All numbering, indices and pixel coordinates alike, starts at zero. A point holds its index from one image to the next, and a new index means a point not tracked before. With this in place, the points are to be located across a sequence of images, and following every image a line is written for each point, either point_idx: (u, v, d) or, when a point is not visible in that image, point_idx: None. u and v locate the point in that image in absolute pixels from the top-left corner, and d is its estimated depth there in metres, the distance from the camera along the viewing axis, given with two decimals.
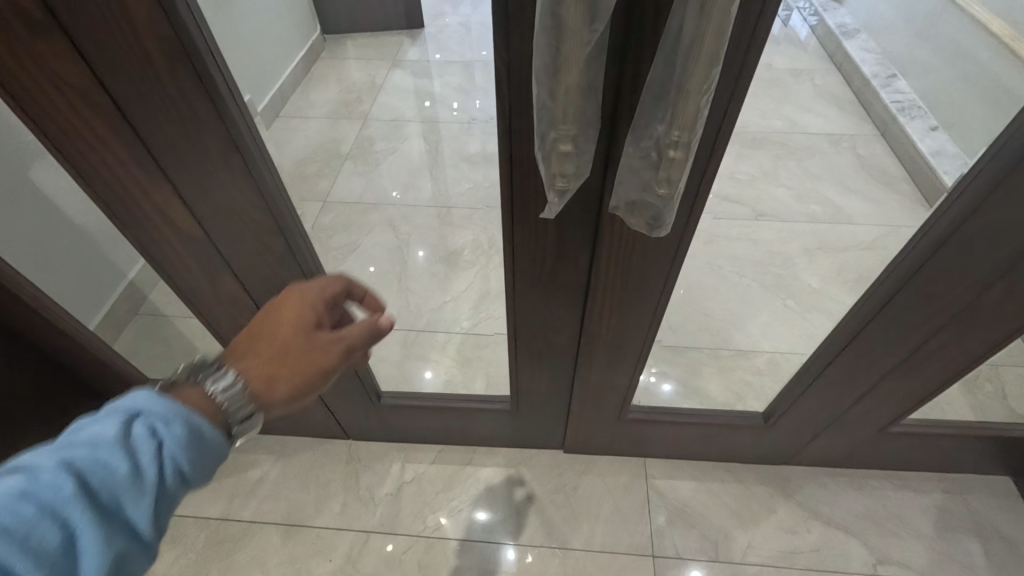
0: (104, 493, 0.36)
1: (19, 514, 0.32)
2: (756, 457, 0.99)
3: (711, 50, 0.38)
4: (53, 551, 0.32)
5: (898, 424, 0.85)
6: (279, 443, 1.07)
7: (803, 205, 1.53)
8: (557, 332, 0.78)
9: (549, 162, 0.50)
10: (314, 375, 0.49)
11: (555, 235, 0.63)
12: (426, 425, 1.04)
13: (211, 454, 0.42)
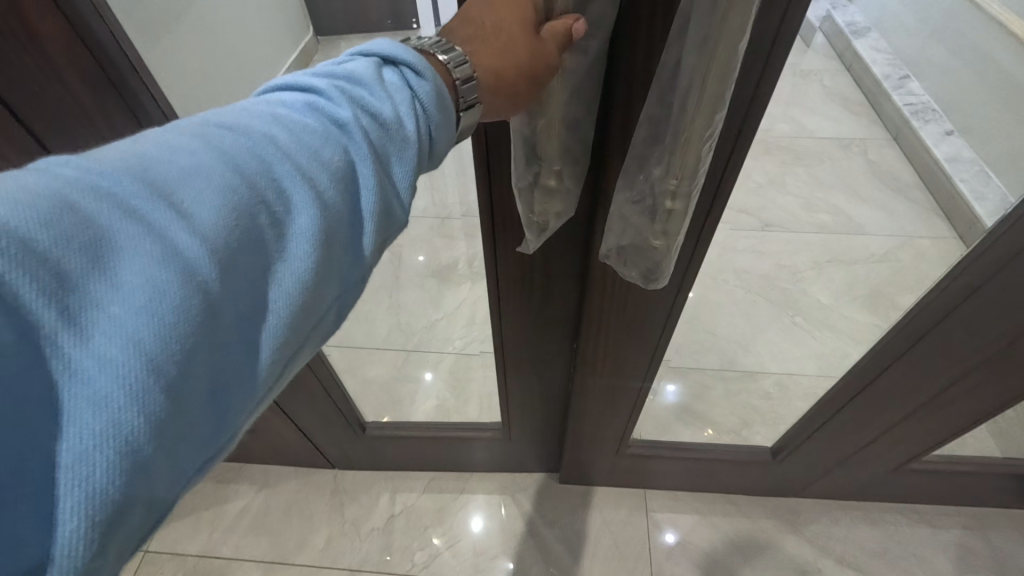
0: (381, 133, 0.31)
1: (307, 129, 0.29)
2: (763, 490, 0.94)
3: (712, 96, 0.36)
4: (336, 177, 0.29)
5: (917, 462, 0.79)
6: (263, 473, 1.03)
7: (811, 213, 1.47)
8: (549, 364, 0.74)
9: (532, 200, 0.48)
10: (543, 70, 0.36)
11: (541, 268, 0.59)
12: (416, 454, 1.00)
13: (434, 117, 0.33)
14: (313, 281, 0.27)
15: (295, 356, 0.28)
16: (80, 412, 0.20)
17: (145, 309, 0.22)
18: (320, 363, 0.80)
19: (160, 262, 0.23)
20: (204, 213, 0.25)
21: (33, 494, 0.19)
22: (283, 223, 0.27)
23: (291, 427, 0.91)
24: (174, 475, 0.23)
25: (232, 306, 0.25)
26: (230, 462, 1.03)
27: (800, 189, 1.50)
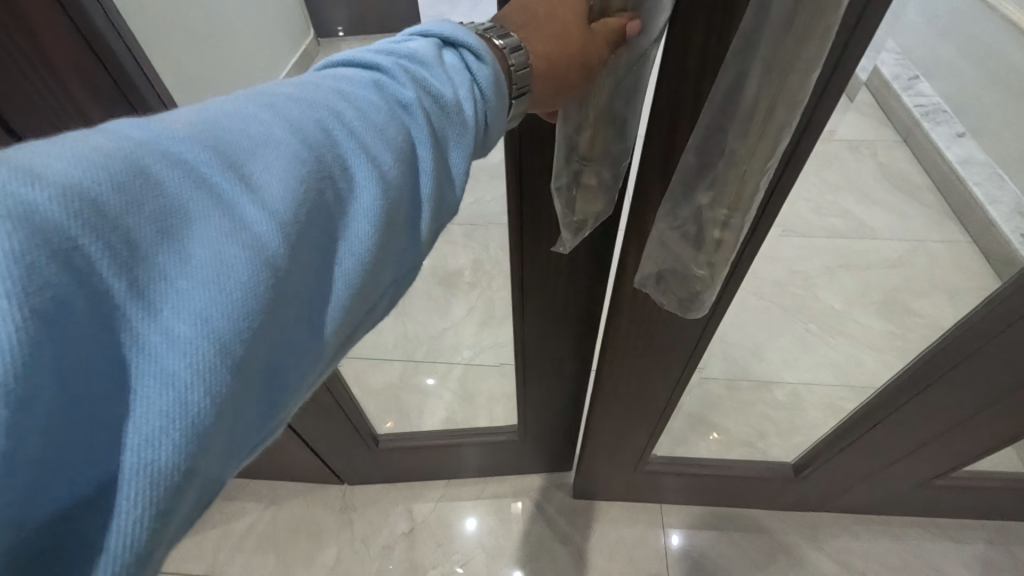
0: (441, 117, 0.31)
1: (373, 105, 0.29)
2: (785, 504, 0.91)
3: (774, 129, 0.38)
4: (399, 156, 0.29)
5: (945, 477, 0.77)
6: (268, 489, 1.01)
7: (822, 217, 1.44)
8: (568, 363, 0.76)
9: (571, 199, 0.50)
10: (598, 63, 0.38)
11: (568, 266, 0.61)
12: (426, 461, 0.98)
13: (490, 92, 0.34)
14: (375, 259, 0.28)
15: (352, 331, 0.28)
16: (158, 381, 0.20)
17: (221, 281, 0.22)
18: (336, 378, 0.80)
19: (233, 234, 0.23)
20: (274, 184, 0.25)
21: (101, 478, 0.19)
22: (348, 199, 0.27)
23: (299, 444, 0.90)
24: (231, 455, 0.23)
25: (300, 278, 0.25)
26: (235, 478, 1.01)
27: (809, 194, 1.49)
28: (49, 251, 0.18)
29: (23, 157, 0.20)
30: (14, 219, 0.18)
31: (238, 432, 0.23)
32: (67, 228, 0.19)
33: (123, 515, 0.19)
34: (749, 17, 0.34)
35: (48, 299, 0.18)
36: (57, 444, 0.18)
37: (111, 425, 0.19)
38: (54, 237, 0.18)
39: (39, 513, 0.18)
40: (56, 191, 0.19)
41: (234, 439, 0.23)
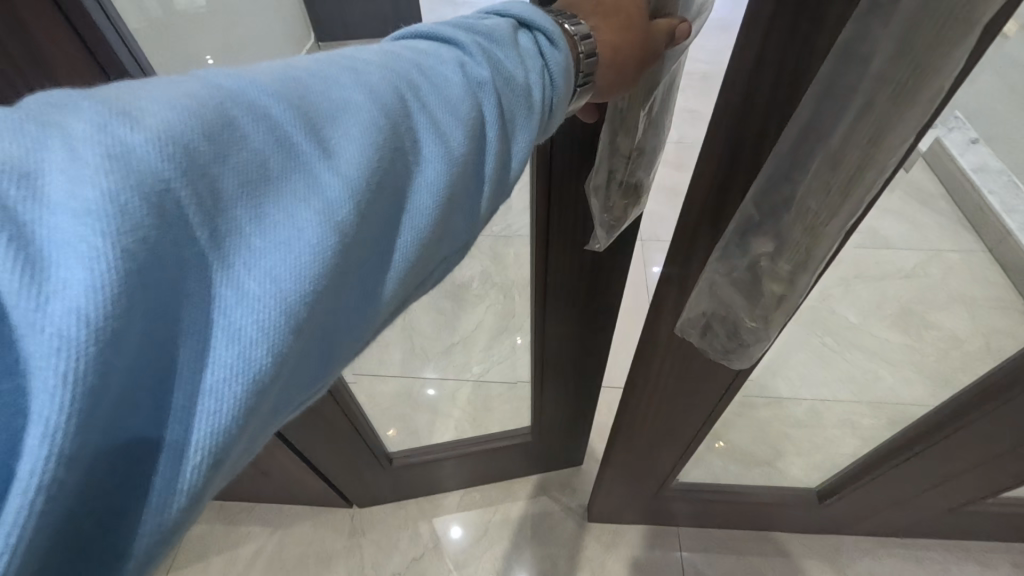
0: (507, 103, 0.36)
1: (449, 86, 0.34)
2: (796, 526, 0.95)
3: (838, 204, 0.39)
4: (466, 135, 0.34)
5: (976, 503, 0.74)
6: (276, 514, 1.03)
7: None
8: (587, 354, 0.84)
9: (608, 195, 0.60)
10: (650, 55, 0.45)
11: (590, 260, 0.70)
12: (440, 473, 1.04)
13: (567, 73, 0.40)
14: (429, 231, 0.32)
15: (399, 294, 0.32)
16: (236, 317, 0.23)
17: (294, 236, 0.25)
18: (351, 406, 0.82)
19: (307, 196, 0.26)
20: (348, 153, 0.28)
21: (183, 394, 0.22)
22: (414, 170, 0.31)
23: (311, 475, 0.92)
24: (284, 391, 0.27)
25: (359, 243, 0.28)
26: (243, 503, 1.03)
27: None
28: (155, 194, 0.21)
29: (135, 106, 0.23)
30: (127, 161, 0.21)
31: (293, 370, 0.27)
32: (171, 173, 0.22)
33: (195, 434, 0.22)
34: (835, 44, 0.34)
35: (148, 236, 0.20)
36: (151, 360, 0.22)
37: (195, 351, 0.23)
38: (158, 182, 0.21)
39: (128, 422, 0.21)
40: (161, 140, 0.22)
41: (289, 377, 0.27)
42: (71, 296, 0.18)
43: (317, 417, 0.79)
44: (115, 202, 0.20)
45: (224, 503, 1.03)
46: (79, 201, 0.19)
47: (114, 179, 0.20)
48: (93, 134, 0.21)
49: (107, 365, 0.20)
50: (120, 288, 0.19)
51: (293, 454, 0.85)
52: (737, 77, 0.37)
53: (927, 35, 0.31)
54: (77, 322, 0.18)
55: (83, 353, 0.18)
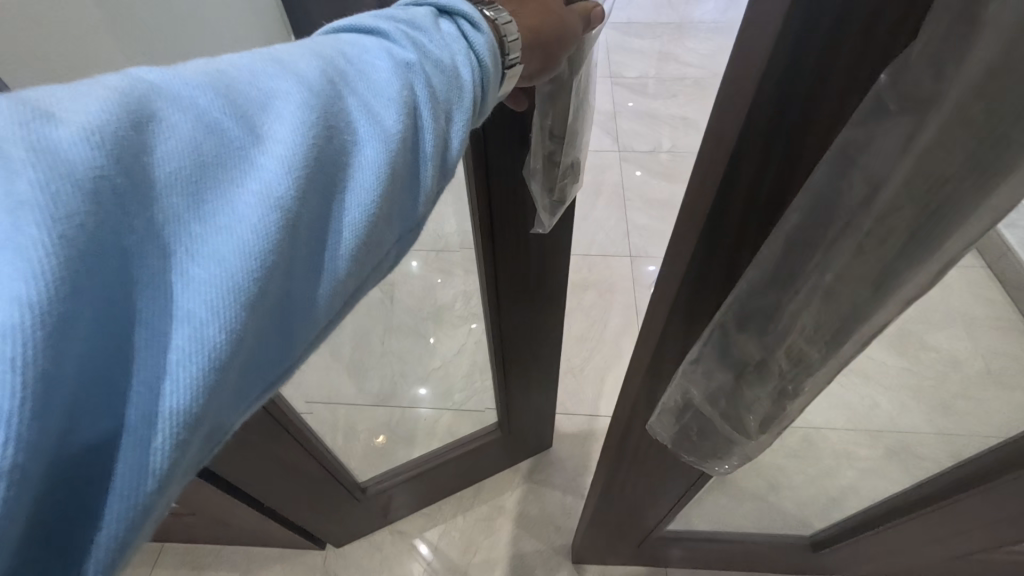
0: (439, 80, 0.33)
1: (378, 67, 0.32)
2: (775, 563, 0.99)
3: (819, 331, 0.37)
4: (400, 113, 0.31)
5: (978, 557, 0.69)
6: (244, 557, 1.04)
7: None
8: (542, 339, 0.92)
9: (546, 176, 0.67)
10: (569, 35, 0.48)
11: (536, 248, 0.76)
12: (407, 496, 1.06)
13: (486, 62, 0.37)
14: (377, 208, 0.30)
15: (361, 276, 0.31)
16: (185, 299, 0.23)
17: (234, 217, 0.25)
18: (322, 452, 0.82)
19: (243, 179, 0.26)
20: (279, 133, 0.27)
21: (139, 388, 0.22)
22: (352, 151, 0.29)
23: (279, 525, 0.93)
24: (241, 382, 0.26)
25: (305, 221, 0.27)
26: (211, 547, 1.04)
27: None
28: (84, 183, 0.21)
29: (56, 105, 0.22)
30: (48, 158, 0.20)
31: (247, 358, 0.26)
32: (100, 164, 0.22)
33: (158, 424, 0.22)
34: (831, 145, 0.31)
35: (84, 222, 0.21)
36: (105, 354, 0.22)
37: (148, 340, 0.23)
38: (84, 171, 0.21)
39: (93, 409, 0.22)
40: (85, 132, 0.22)
41: (244, 366, 0.26)
42: (10, 286, 0.18)
43: (288, 470, 0.78)
44: (47, 190, 0.20)
45: (192, 546, 1.04)
46: (13, 197, 0.19)
47: (41, 173, 0.20)
48: (15, 133, 0.21)
49: (59, 355, 0.20)
50: (61, 273, 0.20)
51: (258, 510, 0.86)
52: (706, 184, 0.35)
53: (946, 170, 0.28)
54: (20, 308, 0.18)
55: (30, 339, 0.19)
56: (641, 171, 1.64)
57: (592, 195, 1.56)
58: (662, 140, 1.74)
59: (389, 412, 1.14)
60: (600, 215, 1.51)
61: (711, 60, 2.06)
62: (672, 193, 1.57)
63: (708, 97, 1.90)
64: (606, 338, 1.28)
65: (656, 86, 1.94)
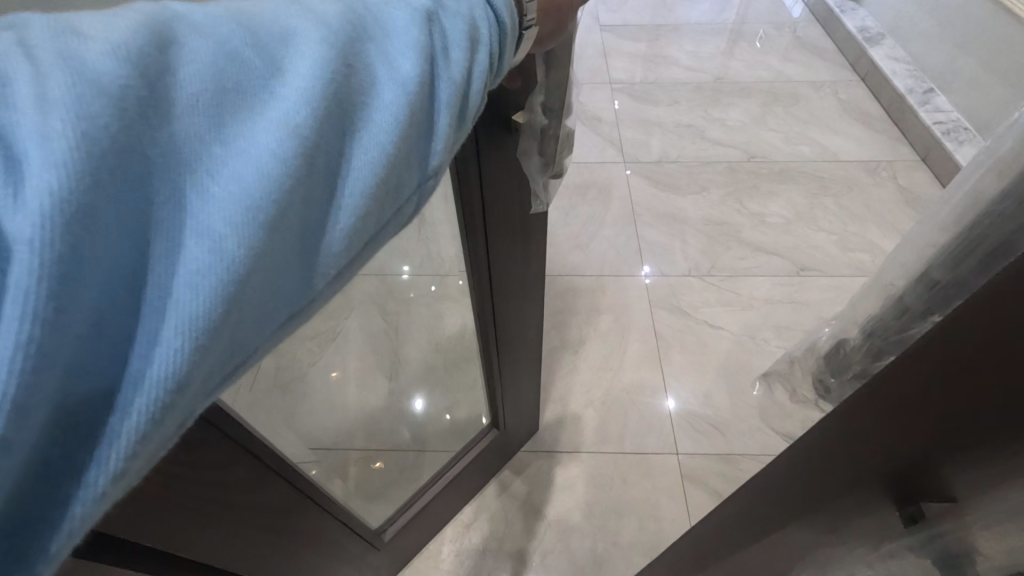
0: (454, 28, 0.30)
1: (397, 9, 0.29)
2: None
3: None
4: (419, 56, 0.28)
5: None
6: None
7: (847, 252, 1.40)
8: (528, 323, 0.91)
9: (544, 150, 0.65)
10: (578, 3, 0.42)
11: (523, 230, 0.74)
12: (418, 532, 1.01)
13: (502, 20, 0.33)
14: (395, 148, 0.27)
15: (380, 221, 0.28)
16: (204, 214, 0.22)
17: (250, 145, 0.23)
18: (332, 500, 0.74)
19: (261, 107, 0.24)
20: (300, 65, 0.25)
21: (155, 306, 0.21)
22: (370, 90, 0.27)
23: None
24: (257, 317, 0.25)
25: (323, 154, 0.25)
26: None
27: (833, 223, 1.46)
28: (108, 91, 0.20)
29: (81, 22, 0.21)
30: (72, 65, 0.19)
31: (263, 288, 0.24)
32: (122, 75, 0.20)
33: (168, 342, 0.21)
34: None
35: (107, 126, 0.19)
36: (122, 268, 0.21)
37: (167, 252, 0.21)
38: (107, 80, 0.20)
39: (111, 322, 0.21)
40: (109, 48, 0.20)
41: (261, 296, 0.24)
42: (41, 178, 0.18)
43: (308, 529, 0.69)
44: (74, 94, 0.19)
45: None
46: (42, 99, 0.19)
47: (67, 78, 0.19)
48: (45, 44, 0.20)
49: (82, 247, 0.19)
50: (81, 168, 0.19)
51: None
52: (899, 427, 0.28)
53: None
54: (45, 198, 0.18)
55: (53, 226, 0.18)
56: (648, 183, 1.58)
57: (599, 211, 1.50)
58: (664, 148, 1.68)
59: (399, 461, 0.99)
60: (609, 233, 1.45)
61: (707, 62, 2.01)
62: (681, 204, 1.52)
63: (708, 102, 1.84)
64: (626, 366, 1.22)
65: (653, 92, 1.88)
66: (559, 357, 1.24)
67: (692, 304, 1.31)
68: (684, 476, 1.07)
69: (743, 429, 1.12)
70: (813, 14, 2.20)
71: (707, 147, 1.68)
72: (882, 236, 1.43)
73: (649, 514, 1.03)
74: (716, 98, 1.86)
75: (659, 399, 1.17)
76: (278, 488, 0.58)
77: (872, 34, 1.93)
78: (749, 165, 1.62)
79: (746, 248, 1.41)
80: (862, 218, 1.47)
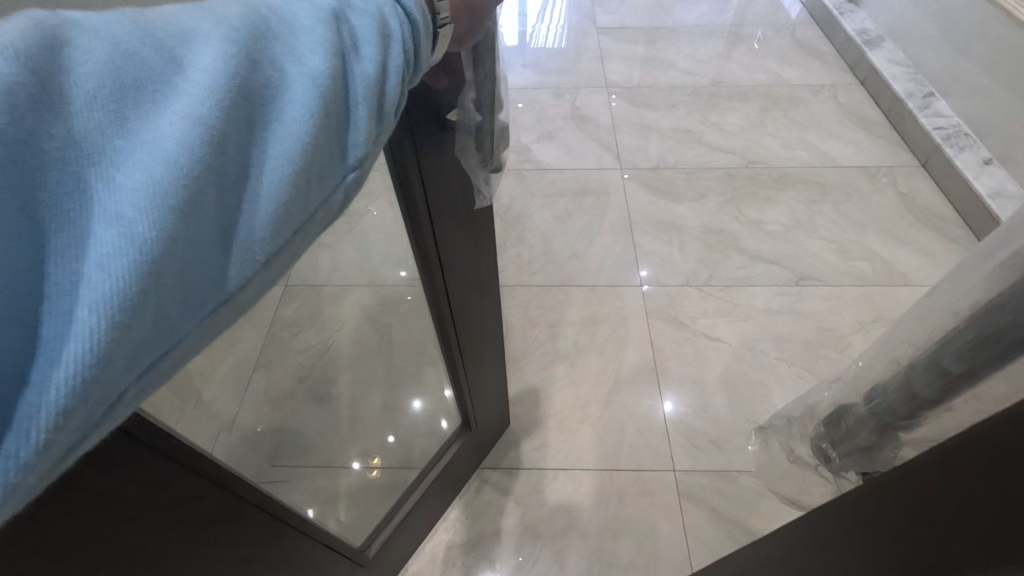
0: (360, 23, 0.29)
1: (305, 6, 0.28)
2: None
3: None
4: (328, 51, 0.27)
5: None
6: None
7: (847, 260, 1.38)
8: (487, 320, 0.90)
9: (480, 145, 0.63)
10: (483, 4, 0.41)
11: (470, 228, 0.72)
12: (402, 544, 0.97)
13: (415, 19, 0.32)
14: (313, 139, 0.26)
15: (306, 211, 0.27)
16: (112, 205, 0.20)
17: (156, 134, 0.22)
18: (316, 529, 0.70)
19: (163, 99, 0.22)
20: (203, 61, 0.24)
21: (63, 298, 0.20)
22: (279, 85, 0.26)
23: None
24: (181, 308, 0.23)
25: (235, 145, 0.24)
26: None
27: (832, 231, 1.44)
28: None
29: None
30: None
31: (183, 278, 0.23)
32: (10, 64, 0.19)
33: (80, 332, 0.19)
34: None
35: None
36: (21, 266, 0.19)
37: (72, 246, 0.20)
38: None
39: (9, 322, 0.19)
40: None
41: (181, 286, 0.23)
42: None
43: (290, 561, 0.65)
44: None
45: None
46: None
47: None
48: None
49: None
50: None
51: None
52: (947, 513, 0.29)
53: None
54: None
55: None
56: (644, 190, 1.56)
57: (595, 220, 1.49)
58: (662, 154, 1.66)
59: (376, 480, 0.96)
60: (605, 242, 1.44)
61: (704, 65, 1.99)
62: (678, 212, 1.50)
63: (706, 107, 1.82)
64: (622, 380, 1.20)
65: (650, 97, 1.86)
66: (553, 369, 1.22)
67: (691, 316, 1.29)
68: (682, 494, 1.05)
69: (742, 445, 1.10)
70: (812, 16, 2.18)
71: (705, 153, 1.66)
72: (883, 243, 1.41)
73: (646, 534, 1.01)
74: (714, 103, 1.83)
75: (656, 414, 1.15)
76: (254, 517, 0.54)
77: (872, 37, 1.90)
78: (747, 172, 1.60)
79: (745, 257, 1.39)
80: (863, 224, 1.45)
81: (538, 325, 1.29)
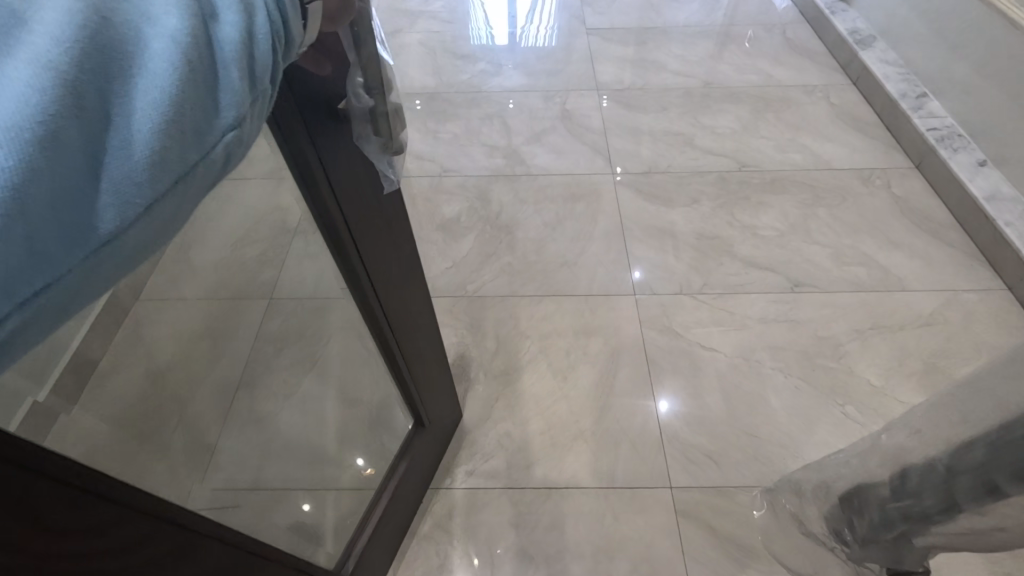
0: None
1: None
2: None
3: None
4: (187, 14, 0.28)
5: None
6: None
7: (843, 266, 1.36)
8: (419, 311, 0.85)
9: (383, 129, 0.56)
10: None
11: (385, 218, 0.67)
12: (378, 555, 0.93)
13: None
14: (183, 88, 0.27)
15: (185, 159, 0.28)
16: None
17: (10, 75, 0.23)
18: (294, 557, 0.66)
19: (15, 51, 0.24)
20: (49, 16, 0.25)
21: None
22: (140, 43, 0.27)
23: None
24: (59, 238, 0.24)
25: (99, 91, 0.25)
26: None
27: (827, 236, 1.42)
28: None
29: None
30: None
31: (57, 207, 0.24)
32: None
33: None
34: None
35: None
36: None
37: None
38: None
39: None
40: None
41: (56, 214, 0.24)
42: None
43: None
44: None
45: None
46: None
47: None
48: None
49: None
50: None
51: None
52: None
53: None
54: None
55: None
56: (637, 195, 1.53)
57: (586, 227, 1.46)
58: (655, 158, 1.63)
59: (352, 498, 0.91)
60: (598, 249, 1.41)
61: (698, 66, 1.96)
62: (672, 218, 1.47)
63: (698, 108, 1.80)
64: (615, 393, 1.17)
65: (642, 99, 1.83)
66: (543, 381, 1.20)
67: (684, 325, 1.26)
68: (680, 513, 1.02)
69: (741, 460, 1.08)
70: (803, 14, 2.16)
71: (699, 157, 1.63)
72: (880, 247, 1.39)
73: (642, 553, 0.99)
74: (706, 104, 1.81)
75: (651, 427, 1.12)
76: (215, 554, 0.49)
77: (863, 37, 1.89)
78: (740, 176, 1.58)
79: (738, 263, 1.37)
80: (859, 228, 1.44)
81: (529, 337, 1.27)
